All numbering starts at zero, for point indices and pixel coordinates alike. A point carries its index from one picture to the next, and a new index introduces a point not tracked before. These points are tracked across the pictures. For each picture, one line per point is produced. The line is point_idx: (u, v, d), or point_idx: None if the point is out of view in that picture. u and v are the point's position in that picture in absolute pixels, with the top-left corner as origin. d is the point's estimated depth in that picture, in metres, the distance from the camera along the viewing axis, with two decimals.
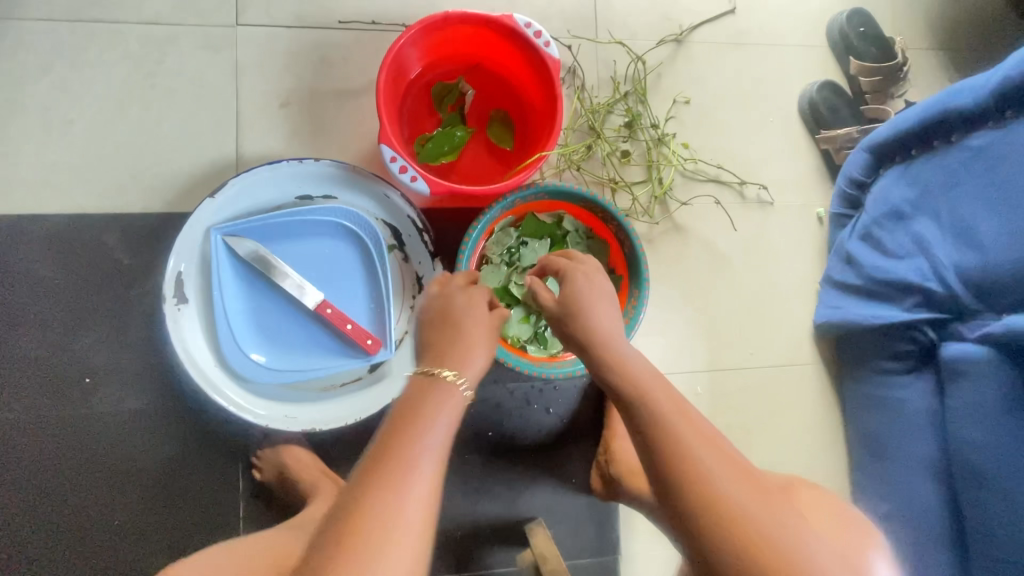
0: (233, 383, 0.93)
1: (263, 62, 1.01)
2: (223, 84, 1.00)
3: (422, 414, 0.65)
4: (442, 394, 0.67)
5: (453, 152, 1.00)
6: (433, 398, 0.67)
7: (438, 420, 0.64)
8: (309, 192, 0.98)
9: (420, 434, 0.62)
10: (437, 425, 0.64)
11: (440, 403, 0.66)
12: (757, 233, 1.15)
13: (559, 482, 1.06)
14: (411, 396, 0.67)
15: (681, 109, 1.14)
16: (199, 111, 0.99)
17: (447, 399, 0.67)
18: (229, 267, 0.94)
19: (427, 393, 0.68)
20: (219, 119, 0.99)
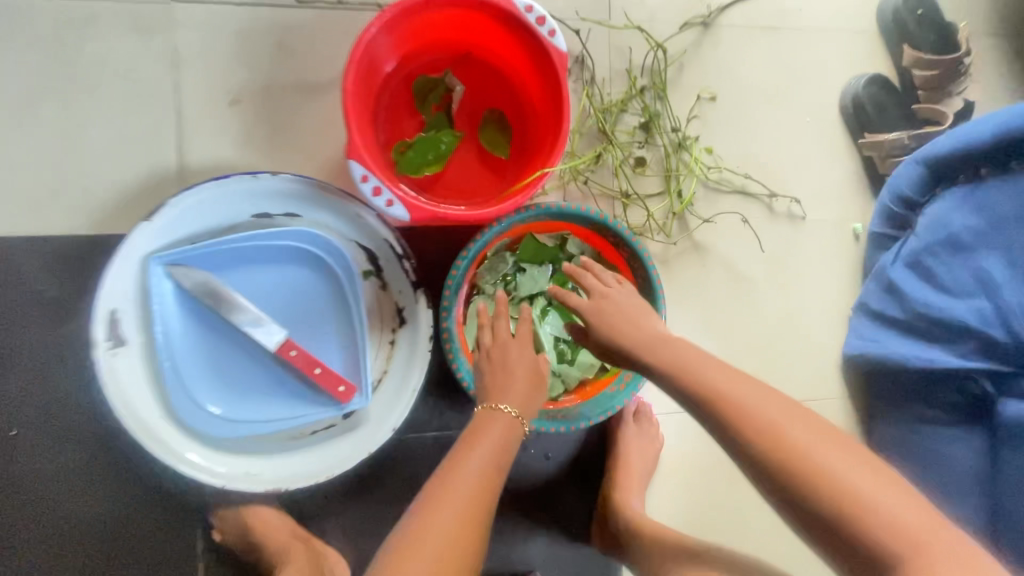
0: (185, 437, 0.80)
1: (208, 49, 0.83)
2: (159, 78, 0.83)
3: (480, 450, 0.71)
4: (498, 430, 0.73)
5: (438, 162, 0.84)
6: (492, 433, 0.73)
7: (494, 456, 0.71)
8: (267, 211, 0.83)
9: (477, 468, 0.69)
10: (492, 462, 0.71)
11: (497, 440, 0.72)
12: (786, 252, 1.01)
13: (556, 530, 0.97)
14: (469, 428, 0.73)
15: (706, 107, 0.98)
16: (131, 110, 0.82)
17: (504, 435, 0.73)
18: (174, 303, 0.80)
19: (484, 427, 0.74)
20: (156, 121, 0.83)
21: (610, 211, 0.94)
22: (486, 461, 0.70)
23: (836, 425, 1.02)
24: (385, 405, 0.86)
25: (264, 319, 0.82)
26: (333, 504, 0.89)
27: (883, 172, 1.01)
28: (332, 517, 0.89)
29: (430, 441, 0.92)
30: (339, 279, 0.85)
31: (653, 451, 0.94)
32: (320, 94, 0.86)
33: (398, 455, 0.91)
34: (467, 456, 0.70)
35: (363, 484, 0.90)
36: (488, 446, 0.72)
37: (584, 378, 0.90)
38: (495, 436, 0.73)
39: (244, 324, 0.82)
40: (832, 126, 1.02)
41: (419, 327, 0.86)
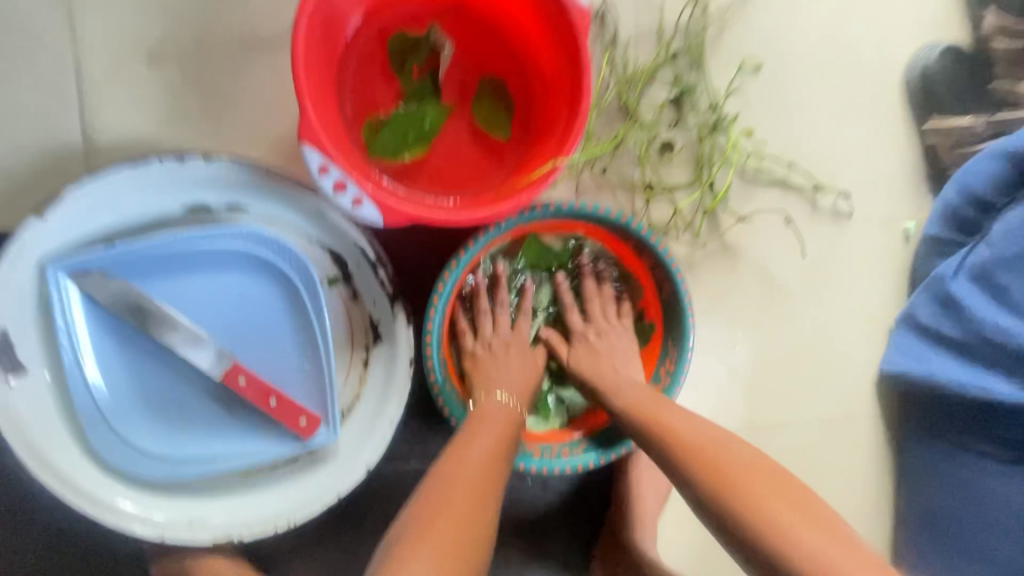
0: (110, 483, 0.65)
1: None
2: (75, 32, 0.69)
3: (483, 437, 0.61)
4: (498, 415, 0.64)
5: (420, 145, 0.67)
6: (490, 417, 0.64)
7: (499, 443, 0.61)
8: (204, 203, 0.66)
9: (480, 456, 0.59)
10: (497, 448, 0.61)
11: (497, 424, 0.63)
12: (830, 256, 0.86)
13: (556, 566, 0.85)
14: (473, 415, 0.64)
15: (748, 78, 0.81)
16: (37, 76, 0.69)
17: (507, 420, 0.64)
18: (87, 319, 0.64)
19: (481, 414, 0.65)
20: (73, 86, 0.69)
21: (629, 205, 0.79)
22: (490, 447, 0.60)
23: (874, 450, 0.90)
24: (356, 439, 0.72)
25: (204, 337, 0.66)
26: (297, 547, 0.77)
27: (948, 164, 0.86)
28: (295, 559, 0.77)
29: (412, 474, 0.78)
30: (297, 288, 0.68)
31: (667, 483, 0.83)
32: (273, 53, 0.72)
33: (372, 490, 0.78)
34: (467, 445, 0.60)
35: (331, 523, 0.78)
36: (491, 432, 0.62)
37: (590, 407, 0.77)
38: (495, 421, 0.64)
39: (180, 345, 0.66)
40: (890, 94, 0.85)
41: (397, 347, 0.71)
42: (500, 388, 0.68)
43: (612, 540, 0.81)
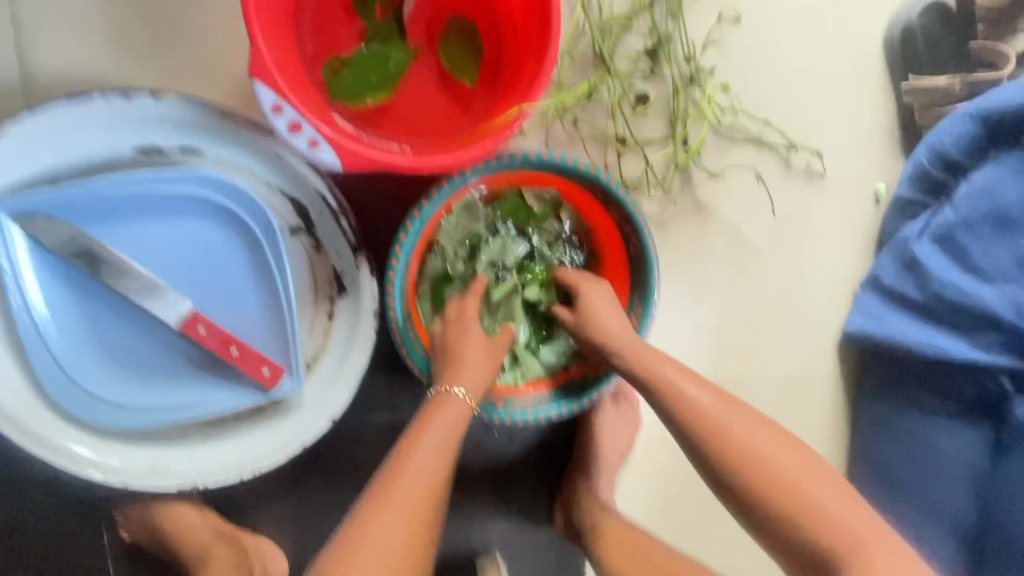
0: (69, 429, 0.64)
1: None
2: None
3: (421, 458, 0.60)
4: (444, 429, 0.62)
5: (384, 88, 0.65)
6: (433, 433, 0.62)
7: (438, 464, 0.60)
8: (155, 144, 0.63)
9: (417, 483, 0.58)
10: (435, 470, 0.60)
11: (440, 441, 0.61)
12: (800, 217, 0.86)
13: (520, 515, 0.87)
14: (421, 415, 0.63)
15: (726, 30, 0.79)
16: None
17: (450, 436, 0.62)
18: (35, 265, 0.62)
19: (427, 425, 0.62)
20: (10, 15, 0.65)
21: (601, 158, 0.78)
22: (428, 471, 0.59)
23: None
24: (319, 390, 0.71)
25: (159, 285, 0.64)
26: (265, 495, 0.78)
27: (923, 125, 0.85)
28: (262, 507, 0.79)
29: (377, 426, 0.79)
30: (256, 236, 0.66)
31: (629, 437, 0.85)
32: None
33: (340, 442, 0.79)
34: (405, 469, 0.59)
35: (298, 472, 0.79)
36: (432, 451, 0.61)
37: (562, 362, 0.76)
38: (437, 435, 0.62)
39: (134, 292, 0.64)
40: (873, 60, 0.84)
41: (362, 298, 0.70)
42: (459, 384, 0.65)
43: (569, 487, 0.84)
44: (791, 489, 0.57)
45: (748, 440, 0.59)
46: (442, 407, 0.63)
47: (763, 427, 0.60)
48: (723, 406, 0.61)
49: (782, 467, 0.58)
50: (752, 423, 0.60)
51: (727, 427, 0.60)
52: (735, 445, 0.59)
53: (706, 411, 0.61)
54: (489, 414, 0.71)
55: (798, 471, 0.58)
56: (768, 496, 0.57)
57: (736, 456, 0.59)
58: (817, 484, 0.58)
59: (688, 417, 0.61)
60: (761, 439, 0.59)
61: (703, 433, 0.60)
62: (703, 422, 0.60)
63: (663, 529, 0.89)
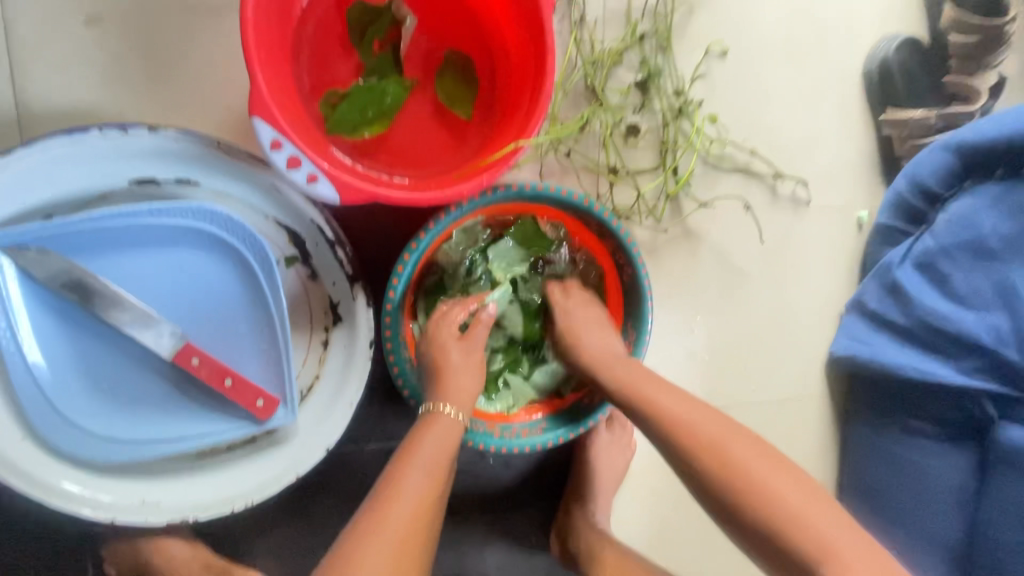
0: (57, 465, 0.63)
1: None
2: None
3: (415, 478, 0.60)
4: (438, 446, 0.62)
5: (381, 121, 0.65)
6: (427, 450, 0.62)
7: (432, 483, 0.60)
8: (151, 176, 0.63)
9: (410, 506, 0.58)
10: (428, 490, 0.59)
11: (433, 460, 0.61)
12: (786, 243, 0.88)
13: (515, 542, 0.87)
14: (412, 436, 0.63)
15: (713, 63, 0.82)
16: None
17: (443, 454, 0.62)
18: (26, 297, 0.61)
19: (419, 443, 0.62)
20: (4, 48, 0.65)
21: (594, 188, 0.80)
22: (422, 489, 0.59)
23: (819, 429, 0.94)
24: (314, 419, 0.71)
25: (153, 317, 0.64)
26: (257, 528, 0.77)
27: (901, 155, 0.88)
28: (254, 540, 0.77)
29: (372, 454, 0.79)
30: (252, 267, 0.66)
31: (623, 462, 0.85)
32: (222, 20, 0.68)
33: (334, 472, 0.78)
34: (397, 490, 0.58)
35: (292, 503, 0.78)
36: (425, 470, 0.61)
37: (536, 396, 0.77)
38: (430, 452, 0.62)
39: (127, 324, 0.64)
40: (854, 91, 0.87)
41: (357, 327, 0.70)
42: (449, 403, 0.65)
43: (564, 513, 0.84)
44: (785, 507, 0.55)
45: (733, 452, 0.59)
46: (434, 423, 0.64)
47: (750, 444, 0.59)
48: (711, 422, 0.61)
49: (770, 485, 0.57)
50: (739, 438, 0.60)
51: (717, 443, 0.59)
52: (723, 461, 0.58)
53: (694, 428, 0.61)
54: (471, 438, 0.70)
55: (786, 488, 0.57)
56: (759, 512, 0.56)
57: (726, 471, 0.58)
58: (807, 502, 0.56)
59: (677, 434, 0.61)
60: (750, 455, 0.58)
61: (693, 448, 0.60)
62: (691, 439, 0.60)
63: (658, 553, 0.89)
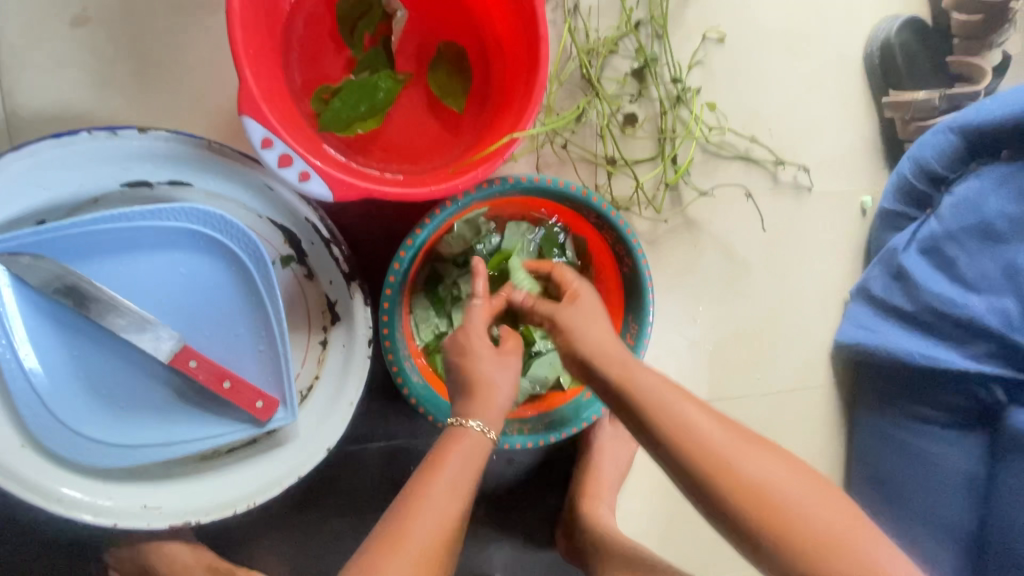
0: (56, 471, 0.62)
1: None
2: None
3: (438, 494, 0.56)
4: (462, 465, 0.58)
5: (373, 117, 0.64)
6: (452, 469, 0.58)
7: (455, 504, 0.56)
8: (143, 179, 0.63)
9: (430, 528, 0.53)
10: (450, 512, 0.55)
11: (457, 479, 0.57)
12: (787, 230, 0.87)
13: (520, 539, 0.86)
14: (435, 451, 0.60)
15: (711, 49, 0.81)
16: None
17: (468, 473, 0.59)
18: (20, 303, 0.61)
19: (443, 461, 0.58)
20: None
21: (592, 179, 0.79)
22: (445, 507, 0.55)
23: (824, 419, 0.93)
24: (315, 420, 0.70)
25: (149, 321, 0.63)
26: (261, 528, 0.77)
27: (903, 138, 0.88)
28: (257, 541, 0.77)
29: (375, 453, 0.79)
30: (247, 268, 0.65)
31: (628, 455, 0.85)
32: (211, 19, 0.68)
33: (336, 471, 0.78)
34: (419, 510, 0.54)
35: (295, 504, 0.77)
36: (449, 487, 0.57)
37: (535, 393, 0.77)
38: (457, 470, 0.58)
39: (123, 329, 0.63)
40: (854, 75, 0.87)
41: (356, 325, 0.69)
42: (476, 418, 0.62)
43: (569, 509, 0.84)
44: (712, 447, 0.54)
45: (759, 472, 0.53)
46: (459, 440, 0.60)
47: (774, 458, 0.55)
48: (729, 439, 0.55)
49: (804, 510, 0.52)
50: (762, 452, 0.55)
51: (741, 469, 0.53)
52: (752, 487, 0.53)
53: (717, 450, 0.54)
54: None
55: (821, 511, 0.52)
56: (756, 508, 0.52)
57: (755, 496, 0.52)
58: (848, 526, 0.52)
59: (696, 457, 0.54)
60: (775, 475, 0.54)
61: (718, 473, 0.53)
62: (715, 463, 0.54)
63: (664, 546, 0.88)
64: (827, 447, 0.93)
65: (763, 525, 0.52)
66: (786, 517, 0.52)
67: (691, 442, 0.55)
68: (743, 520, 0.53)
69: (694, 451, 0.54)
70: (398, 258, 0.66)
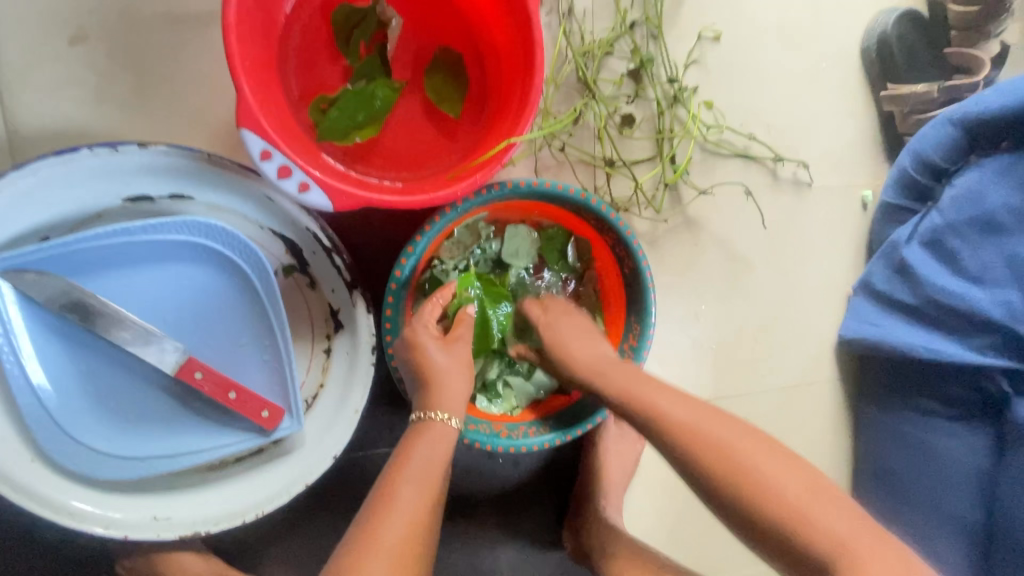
0: (67, 485, 0.63)
1: None
2: None
3: (408, 487, 0.58)
4: (429, 456, 0.61)
5: (371, 126, 0.64)
6: (419, 459, 0.60)
7: (424, 493, 0.58)
8: (144, 193, 0.63)
9: (404, 517, 0.56)
10: (422, 499, 0.58)
11: (425, 468, 0.60)
12: (788, 226, 0.87)
13: (528, 541, 0.86)
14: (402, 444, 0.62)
15: (707, 48, 0.81)
16: None
17: (437, 462, 0.61)
18: (26, 320, 0.61)
19: (411, 452, 0.61)
20: None
21: (591, 181, 0.79)
22: (415, 499, 0.57)
23: (829, 415, 0.92)
24: (320, 428, 0.70)
25: (154, 334, 0.64)
26: (270, 536, 0.78)
27: (902, 131, 0.88)
28: (266, 549, 0.78)
29: (381, 459, 0.79)
30: (250, 279, 0.65)
31: (634, 456, 0.85)
32: (208, 32, 0.68)
33: (343, 478, 0.78)
34: (390, 503, 0.57)
35: (303, 512, 0.78)
36: (419, 478, 0.59)
37: (538, 396, 0.77)
38: (424, 460, 0.60)
39: (129, 342, 0.63)
40: (851, 70, 0.87)
41: (359, 333, 0.70)
42: (438, 408, 0.63)
43: (576, 511, 0.84)
44: (715, 433, 0.56)
45: (730, 444, 0.56)
46: (425, 432, 0.62)
47: (750, 435, 0.56)
48: (705, 417, 0.58)
49: (775, 482, 0.53)
50: (739, 430, 0.57)
51: (741, 453, 0.55)
52: (723, 457, 0.55)
53: (691, 426, 0.57)
54: (477, 439, 0.68)
55: (794, 481, 0.53)
56: (758, 495, 0.53)
57: (725, 465, 0.55)
58: (831, 504, 0.52)
59: (672, 430, 0.58)
60: (748, 448, 0.55)
61: (692, 446, 0.56)
62: (688, 436, 0.57)
63: (671, 545, 0.88)
64: (834, 443, 0.93)
65: (768, 508, 0.52)
66: (757, 486, 0.53)
67: (669, 421, 0.58)
68: (717, 489, 0.55)
69: (684, 431, 0.57)
70: (399, 265, 0.66)
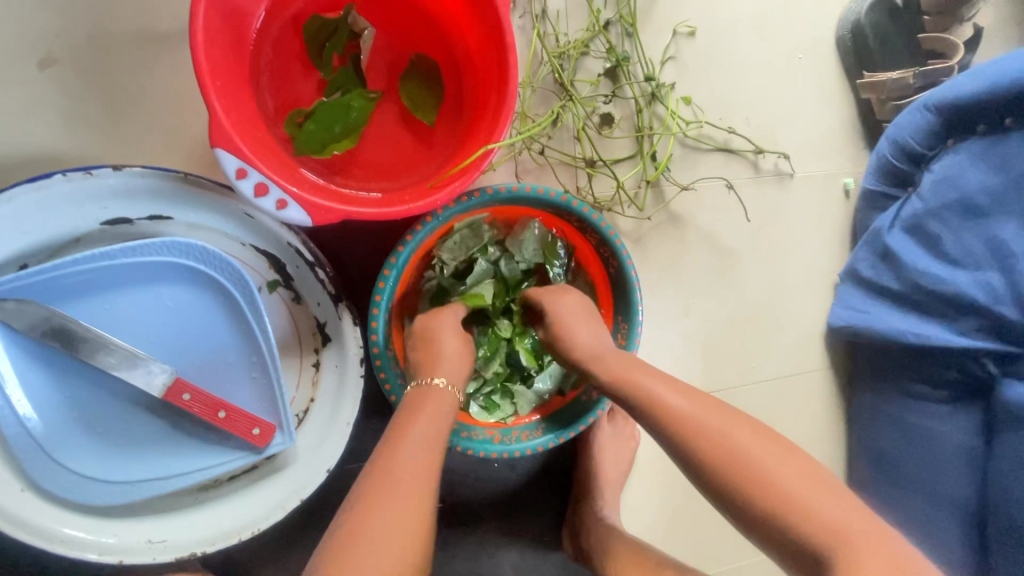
0: (59, 512, 0.63)
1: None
2: None
3: (412, 445, 0.55)
4: (433, 418, 0.58)
5: (348, 137, 0.64)
6: (423, 422, 0.58)
7: (432, 450, 0.56)
8: (122, 215, 0.63)
9: (414, 471, 0.53)
10: (431, 458, 0.55)
11: (429, 431, 0.57)
12: (771, 217, 0.88)
13: (529, 541, 0.86)
14: (405, 404, 0.60)
15: (682, 44, 0.81)
16: None
17: (441, 425, 0.59)
18: (9, 349, 0.61)
19: (414, 416, 0.58)
20: None
21: (573, 182, 0.79)
22: (423, 458, 0.55)
23: (821, 402, 0.93)
24: (313, 443, 0.70)
25: (140, 357, 0.63)
26: (269, 551, 0.77)
27: (880, 118, 0.89)
28: (266, 564, 0.77)
29: None
30: (234, 297, 0.65)
31: (629, 454, 0.85)
32: (179, 50, 0.68)
33: (339, 489, 0.78)
34: (396, 461, 0.54)
35: (301, 525, 0.78)
36: (423, 437, 0.56)
37: (537, 399, 0.77)
38: (421, 440, 0.56)
39: (114, 366, 0.63)
40: (826, 61, 0.88)
41: (347, 346, 0.70)
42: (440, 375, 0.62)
43: (573, 510, 0.84)
44: (701, 421, 0.55)
45: (777, 472, 0.51)
46: (429, 397, 0.60)
47: (795, 461, 0.52)
48: (749, 437, 0.53)
49: (768, 467, 0.51)
50: (785, 455, 0.52)
51: (731, 438, 0.53)
52: (764, 481, 0.51)
53: (719, 432, 0.54)
54: (471, 446, 0.68)
55: (813, 493, 0.50)
56: (747, 483, 0.51)
57: (758, 481, 0.51)
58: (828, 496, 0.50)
59: (700, 443, 0.54)
60: (795, 480, 0.50)
61: (695, 438, 0.55)
62: (719, 447, 0.53)
63: (669, 539, 0.89)
64: (826, 429, 0.93)
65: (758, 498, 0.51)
66: (788, 502, 0.50)
67: (679, 425, 0.56)
68: (736, 498, 0.52)
69: (678, 422, 0.56)
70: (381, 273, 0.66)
